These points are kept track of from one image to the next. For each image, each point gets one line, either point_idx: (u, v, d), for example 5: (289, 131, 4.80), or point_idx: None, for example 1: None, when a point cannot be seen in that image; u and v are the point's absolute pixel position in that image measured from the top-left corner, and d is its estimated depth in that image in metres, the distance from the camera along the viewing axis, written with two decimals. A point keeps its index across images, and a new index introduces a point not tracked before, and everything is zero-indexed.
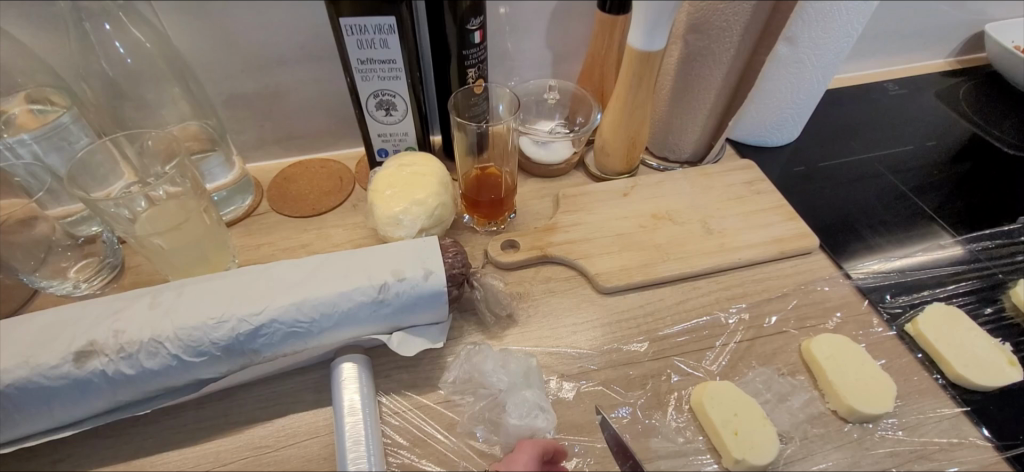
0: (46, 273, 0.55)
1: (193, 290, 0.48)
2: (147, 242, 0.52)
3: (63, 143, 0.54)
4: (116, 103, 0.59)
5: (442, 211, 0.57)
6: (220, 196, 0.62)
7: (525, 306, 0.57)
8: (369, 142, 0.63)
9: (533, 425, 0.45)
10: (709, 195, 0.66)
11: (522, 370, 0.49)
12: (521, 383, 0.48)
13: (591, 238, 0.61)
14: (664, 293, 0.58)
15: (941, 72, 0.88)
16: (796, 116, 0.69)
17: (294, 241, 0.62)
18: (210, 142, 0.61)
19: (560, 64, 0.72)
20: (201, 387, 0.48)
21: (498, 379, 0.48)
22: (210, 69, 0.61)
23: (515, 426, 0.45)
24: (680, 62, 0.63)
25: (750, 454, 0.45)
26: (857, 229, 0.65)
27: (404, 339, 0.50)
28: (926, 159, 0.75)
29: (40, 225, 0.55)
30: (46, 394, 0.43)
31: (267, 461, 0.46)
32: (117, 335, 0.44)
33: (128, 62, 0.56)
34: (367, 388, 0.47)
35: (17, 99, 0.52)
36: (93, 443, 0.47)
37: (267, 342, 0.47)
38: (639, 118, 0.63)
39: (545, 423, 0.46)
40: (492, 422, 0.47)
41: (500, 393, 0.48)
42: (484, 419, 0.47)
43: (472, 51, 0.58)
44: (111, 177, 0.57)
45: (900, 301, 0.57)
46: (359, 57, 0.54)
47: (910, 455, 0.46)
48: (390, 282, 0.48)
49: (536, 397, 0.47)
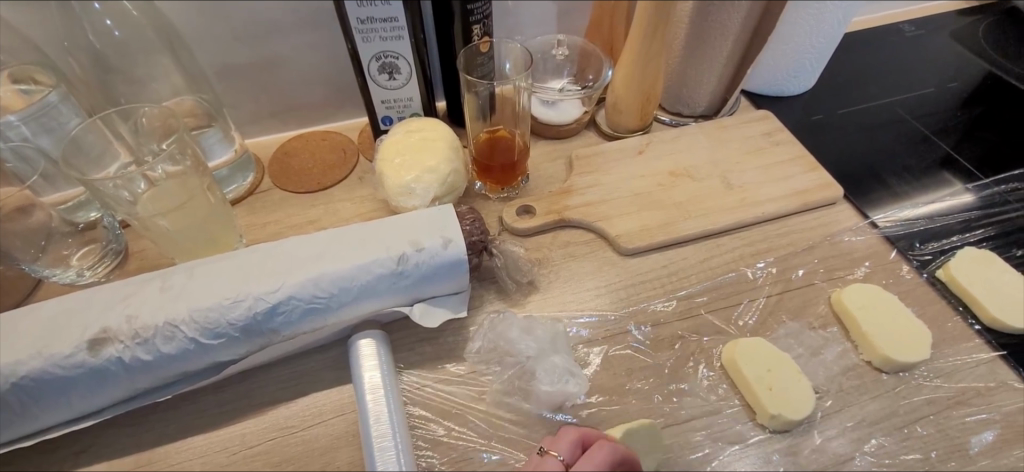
0: (47, 262, 0.53)
1: (204, 270, 0.46)
2: (151, 223, 0.50)
3: (53, 124, 0.52)
4: (105, 78, 0.56)
5: (455, 178, 0.55)
6: (222, 175, 0.60)
7: (545, 272, 0.55)
8: (373, 109, 0.60)
9: (565, 390, 0.45)
10: (727, 148, 0.63)
11: (548, 336, 0.48)
12: (549, 348, 0.47)
13: (609, 199, 0.59)
14: (688, 252, 0.56)
15: (958, 11, 0.85)
16: (815, 60, 0.67)
17: (302, 217, 0.59)
18: (207, 117, 0.58)
19: (566, 18, 0.69)
20: (220, 370, 0.46)
21: (526, 346, 0.47)
22: (200, 41, 0.57)
23: (547, 393, 0.45)
24: (695, 8, 0.60)
25: (787, 409, 0.43)
26: (880, 177, 0.63)
27: (425, 310, 0.49)
28: (947, 101, 0.73)
29: (37, 213, 0.53)
30: (63, 384, 0.41)
31: (294, 441, 0.45)
32: (131, 320, 0.42)
33: (117, 34, 0.54)
34: (387, 364, 0.46)
35: (1, 79, 0.49)
36: (115, 432, 0.46)
37: (286, 321, 0.45)
38: (653, 71, 0.60)
39: (577, 388, 0.45)
40: (521, 391, 0.46)
41: (529, 360, 0.46)
42: (515, 388, 0.46)
43: (477, 5, 0.55)
44: (106, 158, 0.54)
45: (929, 247, 0.55)
46: (358, 17, 0.51)
47: (948, 402, 0.45)
48: (409, 253, 0.46)
49: (565, 363, 0.46)
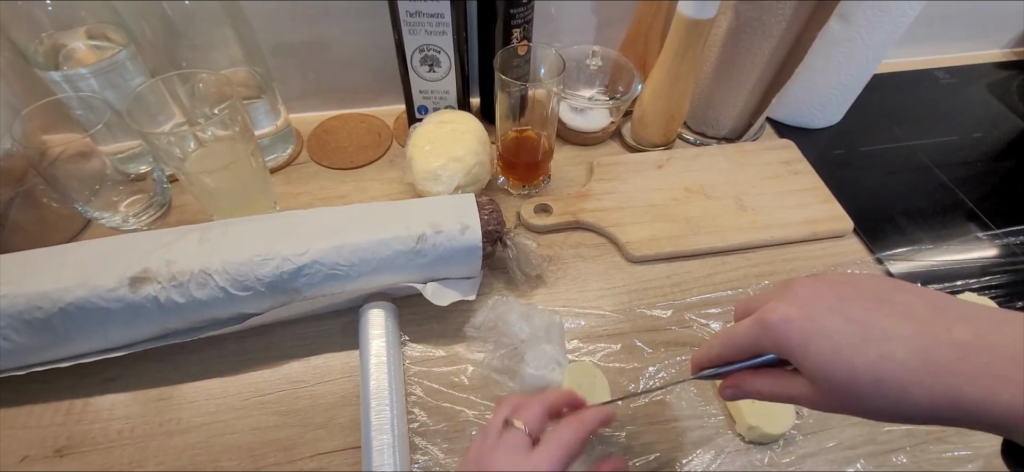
0: (98, 205, 0.58)
1: (240, 228, 0.50)
2: (197, 179, 0.54)
3: (119, 80, 0.56)
4: (171, 44, 0.60)
5: (479, 170, 0.58)
6: (264, 144, 0.64)
7: (555, 268, 0.58)
8: (410, 97, 0.64)
9: (547, 377, 0.48)
10: (746, 172, 0.65)
11: (544, 325, 0.50)
12: (542, 336, 0.50)
13: (624, 207, 0.61)
14: (693, 265, 0.58)
15: (996, 64, 0.85)
16: (843, 96, 0.68)
17: (333, 191, 0.63)
18: (256, 89, 0.62)
19: (604, 31, 0.71)
20: (243, 321, 0.50)
21: (520, 330, 0.50)
22: (261, 17, 0.61)
23: (531, 375, 0.48)
24: (728, 34, 0.62)
25: (766, 423, 0.45)
26: (893, 217, 0.64)
27: (437, 290, 0.52)
28: (972, 150, 0.73)
29: (95, 160, 0.58)
30: (103, 315, 0.45)
31: (303, 395, 0.48)
32: (170, 264, 0.46)
33: (186, 4, 0.57)
34: (393, 335, 0.49)
35: (79, 32, 0.54)
36: (142, 366, 0.50)
37: (308, 282, 0.48)
38: (682, 89, 0.63)
39: (559, 377, 0.48)
40: (509, 370, 0.49)
41: (521, 344, 0.49)
42: (498, 367, 0.49)
43: (520, 10, 0.58)
44: (161, 116, 0.59)
45: (931, 288, 0.57)
46: (408, 10, 0.55)
47: (929, 437, 0.47)
48: (428, 233, 0.49)
49: (554, 352, 0.49)
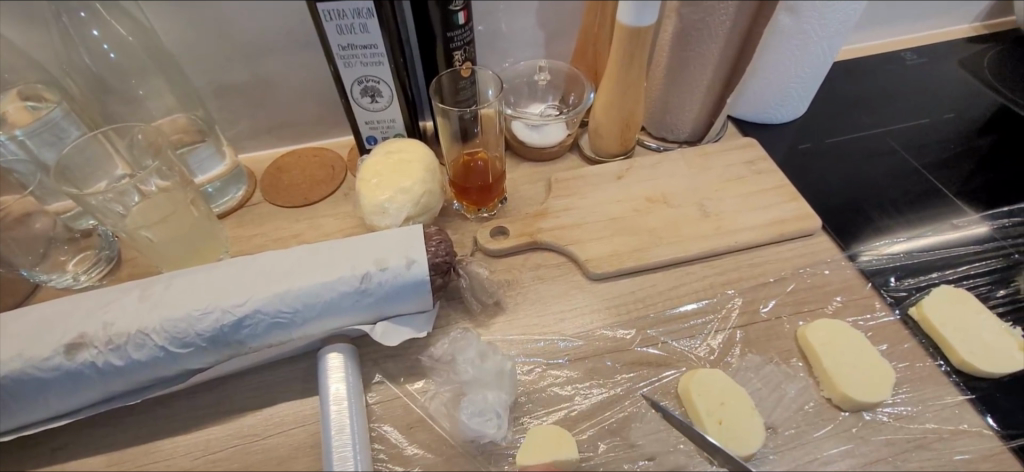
0: (46, 267, 0.57)
1: (181, 281, 0.48)
2: (137, 235, 0.53)
3: (56, 138, 0.55)
4: (104, 97, 0.59)
5: (428, 199, 0.57)
6: (214, 188, 0.63)
7: (513, 293, 0.56)
8: (357, 129, 0.62)
9: (484, 432, 0.45)
10: (708, 175, 0.63)
11: (495, 371, 0.48)
12: (491, 383, 0.47)
13: (583, 224, 0.59)
14: (657, 279, 0.56)
15: (966, 39, 0.83)
16: (803, 88, 0.66)
17: (286, 231, 0.62)
18: (198, 134, 0.61)
19: (553, 44, 0.69)
20: (190, 377, 0.48)
21: (466, 370, 0.48)
22: (195, 62, 0.61)
23: (467, 427, 0.45)
24: (675, 38, 0.60)
25: (735, 442, 0.45)
26: (863, 209, 0.62)
27: (388, 329, 0.50)
28: (945, 132, 0.71)
29: (39, 220, 0.57)
30: (40, 385, 0.44)
31: (254, 449, 0.47)
32: (106, 327, 0.45)
33: (112, 57, 0.57)
34: (354, 378, 0.47)
35: (11, 96, 0.53)
36: (90, 432, 0.48)
37: (252, 333, 0.47)
38: (633, 98, 0.61)
39: (496, 431, 0.45)
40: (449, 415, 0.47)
41: (464, 385, 0.48)
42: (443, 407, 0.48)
43: (457, 32, 0.57)
44: (104, 170, 0.58)
45: (906, 284, 0.55)
46: (340, 44, 0.53)
47: (908, 445, 0.45)
48: (372, 272, 0.48)
49: (496, 401, 0.46)
